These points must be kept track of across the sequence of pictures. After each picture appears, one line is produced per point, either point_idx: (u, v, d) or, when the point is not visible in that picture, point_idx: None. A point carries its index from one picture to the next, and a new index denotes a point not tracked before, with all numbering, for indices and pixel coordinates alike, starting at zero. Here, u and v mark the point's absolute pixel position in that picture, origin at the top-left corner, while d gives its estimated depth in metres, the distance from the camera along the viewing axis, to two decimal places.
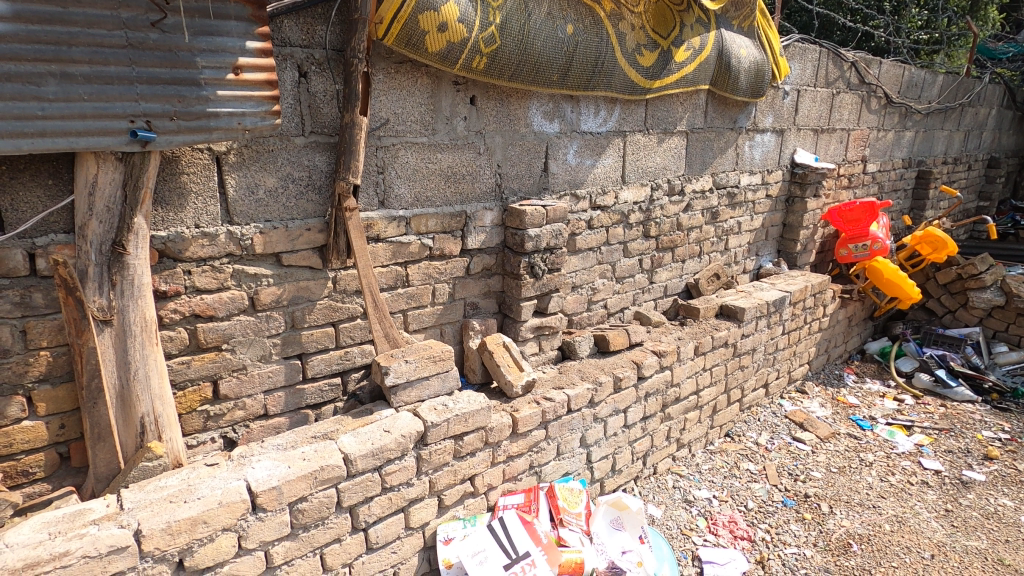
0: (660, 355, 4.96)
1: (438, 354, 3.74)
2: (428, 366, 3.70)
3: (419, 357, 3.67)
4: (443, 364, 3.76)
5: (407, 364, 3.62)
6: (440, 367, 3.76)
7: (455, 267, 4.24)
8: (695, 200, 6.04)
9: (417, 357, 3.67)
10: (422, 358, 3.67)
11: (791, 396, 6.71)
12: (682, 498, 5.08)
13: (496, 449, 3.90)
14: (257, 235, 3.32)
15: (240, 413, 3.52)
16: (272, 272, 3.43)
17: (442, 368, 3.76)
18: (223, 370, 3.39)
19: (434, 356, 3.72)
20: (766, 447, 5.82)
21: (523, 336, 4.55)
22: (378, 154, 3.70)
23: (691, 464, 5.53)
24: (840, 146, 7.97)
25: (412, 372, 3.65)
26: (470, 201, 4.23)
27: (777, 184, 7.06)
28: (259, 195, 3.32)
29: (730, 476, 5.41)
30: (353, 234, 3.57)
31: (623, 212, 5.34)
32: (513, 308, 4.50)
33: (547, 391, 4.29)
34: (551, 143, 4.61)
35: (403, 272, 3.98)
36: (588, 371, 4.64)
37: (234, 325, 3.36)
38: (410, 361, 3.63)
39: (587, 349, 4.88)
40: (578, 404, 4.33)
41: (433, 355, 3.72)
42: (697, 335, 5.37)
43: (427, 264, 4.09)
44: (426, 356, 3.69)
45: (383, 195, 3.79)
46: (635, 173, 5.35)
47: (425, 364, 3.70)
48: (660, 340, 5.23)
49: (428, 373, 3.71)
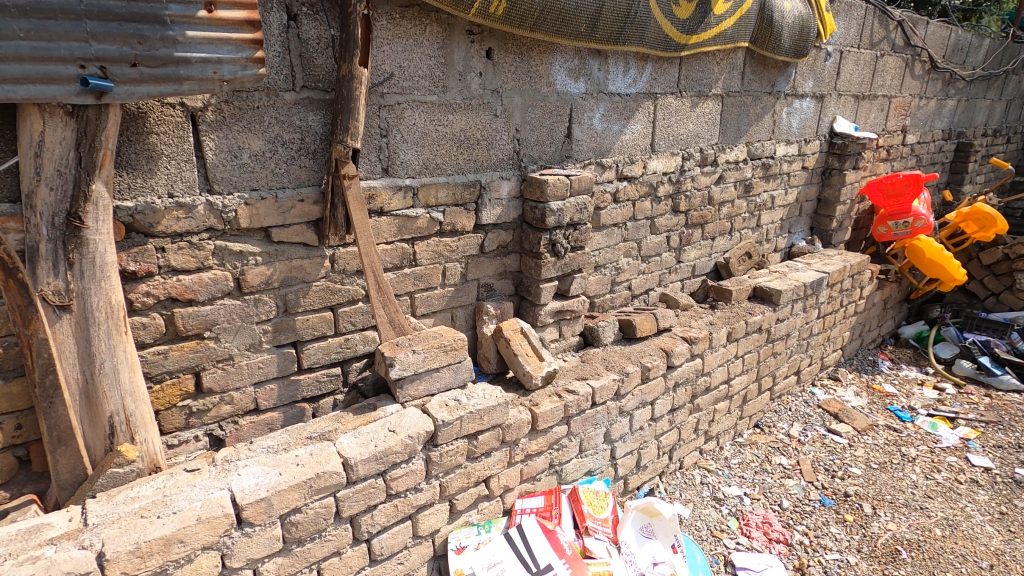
0: (691, 342, 4.52)
1: (451, 344, 3.31)
2: (439, 357, 3.28)
3: (429, 346, 3.24)
4: (456, 354, 3.34)
5: (415, 354, 3.20)
6: (452, 357, 3.33)
7: (467, 244, 3.79)
8: (728, 172, 5.51)
9: (427, 347, 3.23)
10: (432, 347, 3.24)
11: (824, 384, 6.30)
12: (711, 496, 4.71)
13: (514, 448, 3.50)
14: (242, 207, 2.88)
15: (227, 408, 3.12)
16: (260, 250, 3.00)
17: (454, 358, 3.34)
18: (206, 360, 2.98)
19: (446, 345, 3.29)
20: (799, 439, 5.43)
21: (542, 321, 4.11)
22: (381, 114, 3.22)
23: (719, 458, 5.16)
24: (881, 114, 7.37)
25: (421, 363, 3.22)
26: (485, 170, 3.76)
27: (815, 155, 6.51)
28: (244, 160, 2.86)
29: (762, 472, 5.04)
30: (353, 205, 3.11)
31: (652, 183, 4.84)
32: (532, 290, 4.05)
33: (570, 382, 3.87)
34: (576, 105, 4.10)
35: (410, 249, 3.54)
36: (613, 360, 4.21)
37: (218, 310, 2.94)
38: (419, 352, 3.21)
39: (612, 335, 4.45)
40: (603, 397, 3.93)
41: (445, 344, 3.29)
42: (730, 320, 4.92)
43: (437, 241, 3.64)
44: (437, 345, 3.26)
45: (387, 161, 3.32)
46: (665, 141, 4.84)
47: (436, 355, 3.27)
48: (690, 325, 4.78)
49: (438, 365, 3.28)
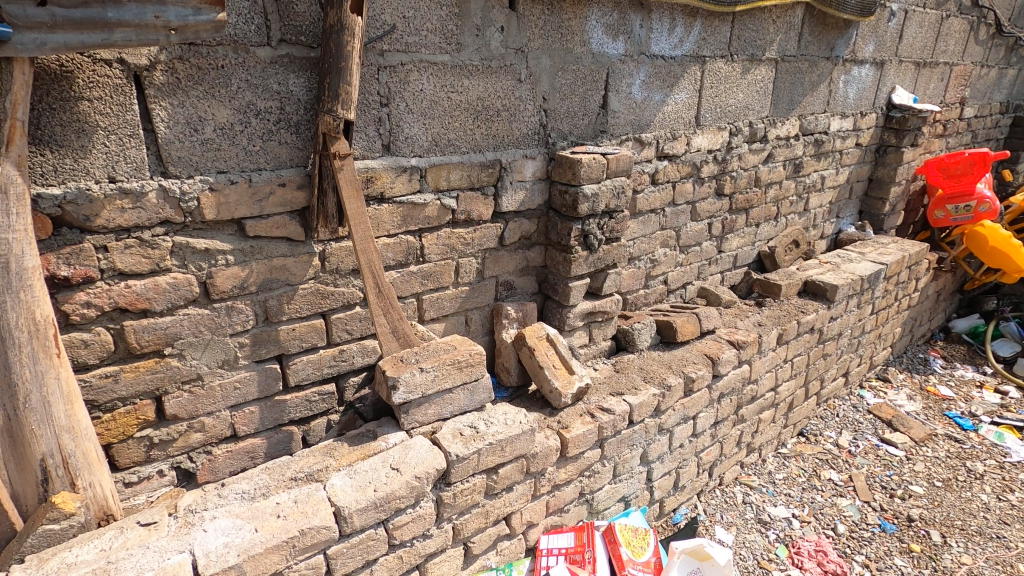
0: (739, 348, 3.94)
1: (466, 359, 2.75)
2: (452, 376, 2.72)
3: (440, 363, 2.69)
4: (473, 371, 2.78)
5: (423, 373, 2.64)
6: (467, 375, 2.77)
7: (484, 236, 3.21)
8: (778, 149, 4.84)
9: (438, 364, 2.68)
10: (444, 364, 2.68)
11: (872, 386, 5.72)
12: (755, 518, 4.19)
13: (540, 479, 2.97)
14: (206, 193, 2.30)
15: (197, 437, 2.59)
16: (232, 247, 2.42)
17: (470, 376, 2.78)
18: (168, 383, 2.44)
19: (460, 361, 2.73)
20: (849, 451, 4.89)
21: (570, 325, 3.53)
22: (381, 77, 2.60)
23: (762, 472, 4.63)
24: (941, 84, 6.61)
25: (431, 384, 2.66)
26: (506, 147, 3.14)
27: (870, 130, 5.80)
28: (206, 134, 2.27)
29: (811, 489, 4.50)
30: (346, 191, 2.52)
31: (695, 163, 4.20)
32: (559, 289, 3.47)
33: (603, 398, 3.32)
34: (613, 70, 3.45)
35: (416, 243, 2.96)
36: (651, 369, 3.65)
37: (180, 321, 2.39)
38: (428, 370, 2.65)
39: (648, 338, 3.87)
40: (641, 415, 3.37)
41: (459, 360, 2.73)
42: (781, 320, 4.33)
43: (449, 233, 3.06)
44: (450, 362, 2.70)
45: (388, 136, 2.71)
46: (712, 113, 4.17)
47: (449, 373, 2.71)
48: (735, 326, 4.20)
49: (451, 385, 2.73)
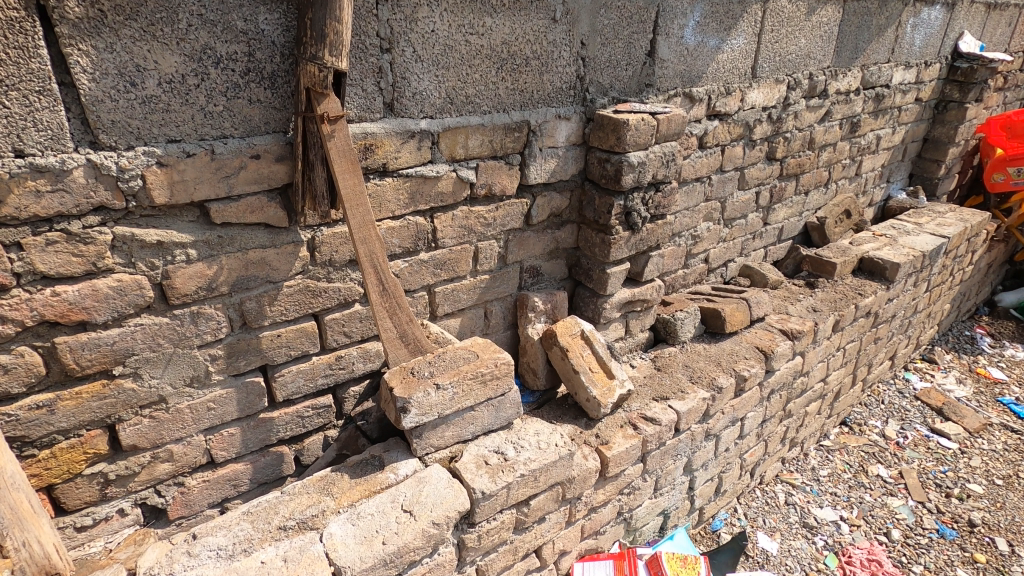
0: (794, 339, 3.46)
1: (491, 372, 2.26)
2: (474, 392, 2.23)
3: (460, 378, 2.20)
4: (499, 386, 2.29)
5: (440, 391, 2.15)
6: (492, 390, 2.29)
7: (507, 215, 2.67)
8: (837, 105, 4.22)
9: (457, 380, 2.18)
10: (464, 379, 2.19)
11: (918, 368, 5.27)
12: (801, 522, 3.81)
13: (576, 504, 2.53)
14: (154, 170, 1.74)
15: (165, 467, 2.12)
16: (194, 238, 1.89)
17: (495, 391, 2.29)
18: (122, 409, 1.95)
19: (484, 375, 2.24)
20: (897, 443, 4.49)
21: (606, 317, 3.03)
22: (381, 13, 1.99)
23: (805, 469, 4.23)
24: (1007, 30, 5.87)
25: (449, 404, 2.18)
26: (536, 104, 2.55)
27: (931, 83, 5.13)
28: (149, 90, 1.69)
29: (859, 488, 4.11)
30: (338, 164, 1.96)
31: (748, 122, 3.59)
32: (594, 276, 2.95)
33: (646, 404, 2.85)
34: (664, 7, 2.81)
35: (427, 225, 2.42)
36: (698, 367, 3.17)
37: (131, 335, 1.87)
38: (446, 388, 2.16)
39: (692, 329, 3.37)
40: (689, 422, 2.91)
41: (482, 374, 2.24)
42: (837, 304, 3.82)
43: (467, 212, 2.52)
44: (472, 376, 2.21)
45: (391, 91, 2.13)
46: (770, 63, 3.54)
47: (470, 390, 2.22)
48: (787, 312, 3.70)
49: (473, 403, 2.25)
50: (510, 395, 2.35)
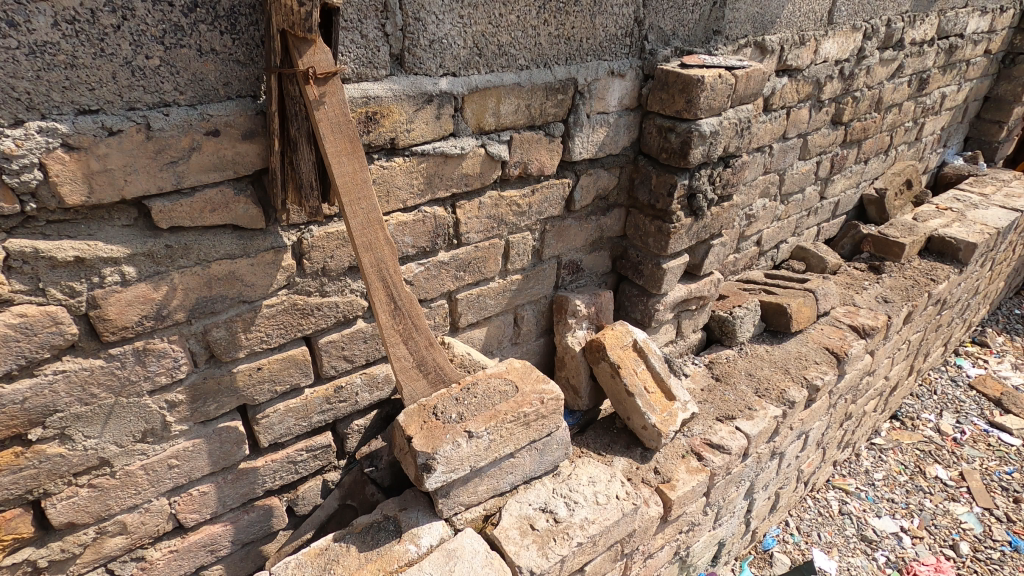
0: (867, 337, 2.97)
1: (535, 411, 1.76)
2: (514, 437, 1.74)
3: (498, 422, 1.70)
4: (544, 426, 1.81)
5: (473, 441, 1.66)
6: (536, 431, 1.80)
7: (545, 200, 2.11)
8: (909, 58, 3.61)
9: (494, 425, 1.69)
10: (503, 424, 1.70)
11: (969, 352, 4.85)
12: (859, 535, 3.42)
13: (634, 556, 2.08)
14: (60, 156, 1.18)
15: (118, 542, 1.63)
16: (131, 251, 1.34)
17: (540, 433, 1.80)
18: (48, 481, 1.44)
19: (527, 417, 1.75)
20: (954, 439, 4.08)
21: (659, 319, 2.52)
22: None
23: (857, 471, 3.83)
24: None
25: (484, 456, 1.69)
26: (585, 57, 1.97)
27: (1003, 32, 4.51)
28: (39, 34, 1.10)
29: (918, 492, 3.71)
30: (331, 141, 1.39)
31: (819, 79, 3.00)
32: (645, 271, 2.43)
33: (709, 427, 2.38)
34: None
35: (448, 217, 1.88)
36: (762, 374, 2.69)
37: (50, 386, 1.35)
38: (481, 436, 1.67)
39: (751, 327, 2.88)
40: (758, 445, 2.45)
41: (525, 415, 1.75)
42: (909, 292, 3.33)
43: (497, 198, 1.97)
44: (512, 419, 1.72)
45: (399, 37, 1.55)
46: (848, 5, 2.93)
47: (510, 436, 1.73)
48: (854, 304, 3.20)
49: (513, 449, 1.76)
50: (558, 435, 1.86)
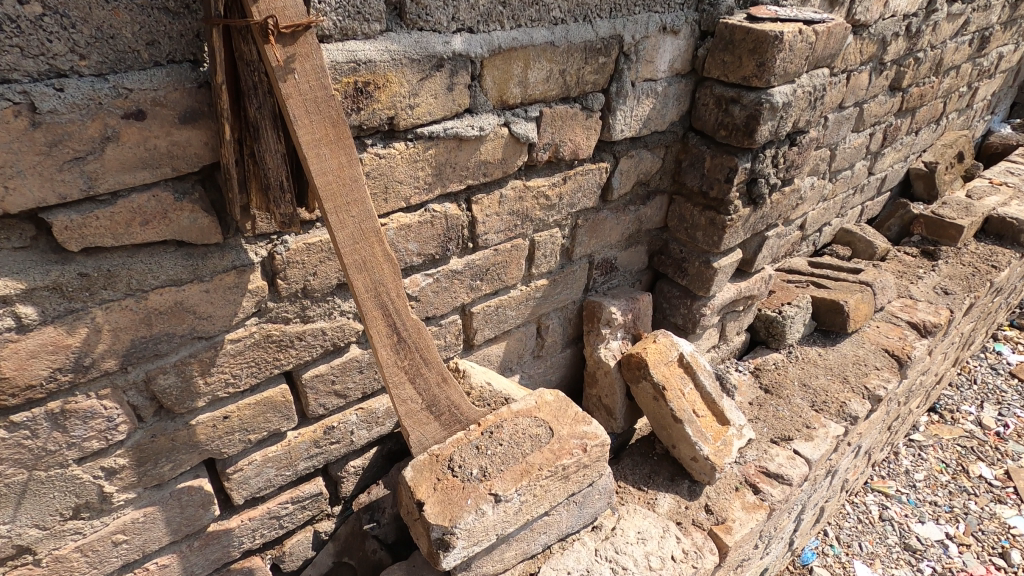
0: (929, 336, 2.63)
1: (577, 462, 1.43)
2: (550, 494, 1.40)
3: (532, 481, 1.36)
4: (586, 478, 1.47)
5: (502, 506, 1.32)
6: (575, 484, 1.45)
7: (579, 189, 1.72)
8: (976, 13, 3.17)
9: (528, 484, 1.35)
10: (538, 483, 1.36)
11: (1007, 337, 4.50)
12: (902, 543, 3.12)
13: None
14: None
15: None
16: (28, 284, 0.95)
17: (580, 486, 1.47)
18: None
19: (567, 470, 1.41)
20: (999, 434, 3.77)
21: (704, 325, 2.17)
22: None
23: (897, 472, 3.54)
24: None
25: (515, 521, 1.36)
26: (633, 8, 1.55)
27: None
28: None
29: (962, 494, 3.41)
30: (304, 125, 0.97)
31: (885, 37, 2.57)
32: (691, 270, 2.06)
33: (765, 451, 2.05)
34: None
35: (461, 215, 1.49)
36: (818, 383, 2.34)
37: None
38: (511, 499, 1.33)
39: (802, 327, 2.52)
40: (818, 469, 2.12)
41: (565, 468, 1.41)
42: (970, 282, 2.97)
43: (521, 189, 1.58)
44: (549, 476, 1.38)
45: None
46: None
47: (546, 495, 1.39)
48: (910, 297, 2.85)
49: (548, 508, 1.42)
50: (601, 484, 1.53)
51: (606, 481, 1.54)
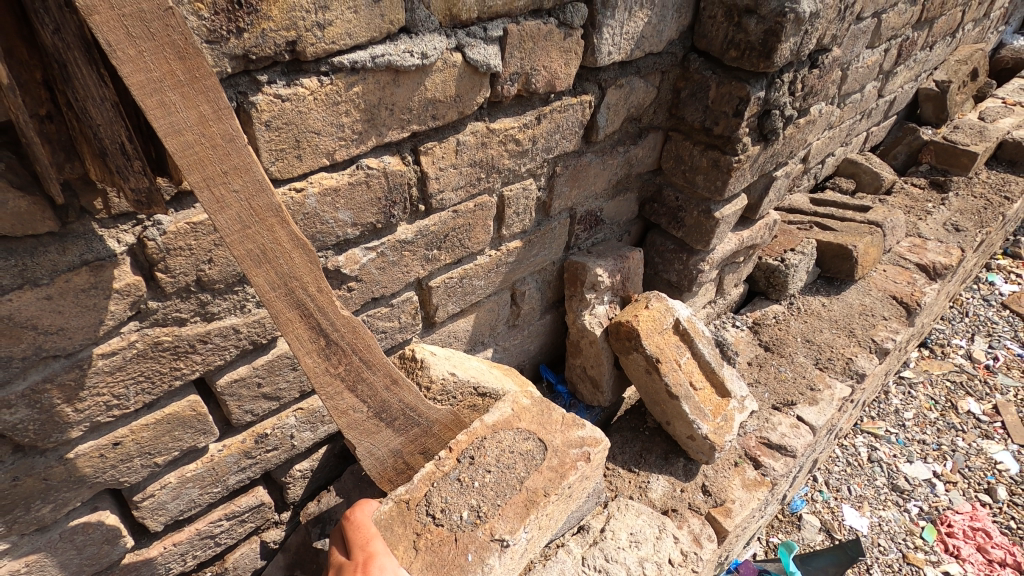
0: (940, 280, 2.41)
1: (581, 476, 1.22)
2: (554, 520, 1.20)
3: (541, 512, 1.14)
4: (587, 489, 1.29)
5: (510, 552, 1.09)
6: (576, 500, 1.26)
7: (556, 129, 1.39)
8: None
9: (535, 517, 1.13)
10: (547, 512, 1.14)
11: (1000, 267, 3.97)
12: (890, 484, 2.70)
13: None
14: None
15: None
16: None
17: (581, 499, 1.28)
18: None
19: (572, 489, 1.21)
20: (988, 367, 3.30)
21: (702, 281, 1.90)
22: None
23: (886, 412, 3.04)
24: None
25: (524, 562, 1.15)
26: None
27: None
28: None
29: (950, 431, 2.96)
30: (129, 60, 0.63)
31: None
32: (689, 221, 1.78)
33: (766, 419, 1.86)
34: None
35: (406, 171, 1.16)
36: (823, 338, 2.13)
37: None
38: (521, 537, 1.11)
39: (805, 276, 2.29)
40: (823, 434, 1.94)
41: (570, 487, 1.21)
42: (983, 215, 2.74)
43: (484, 132, 1.25)
44: (557, 501, 1.17)
45: None
46: None
47: (552, 521, 1.19)
48: (919, 236, 2.62)
49: (552, 533, 1.22)
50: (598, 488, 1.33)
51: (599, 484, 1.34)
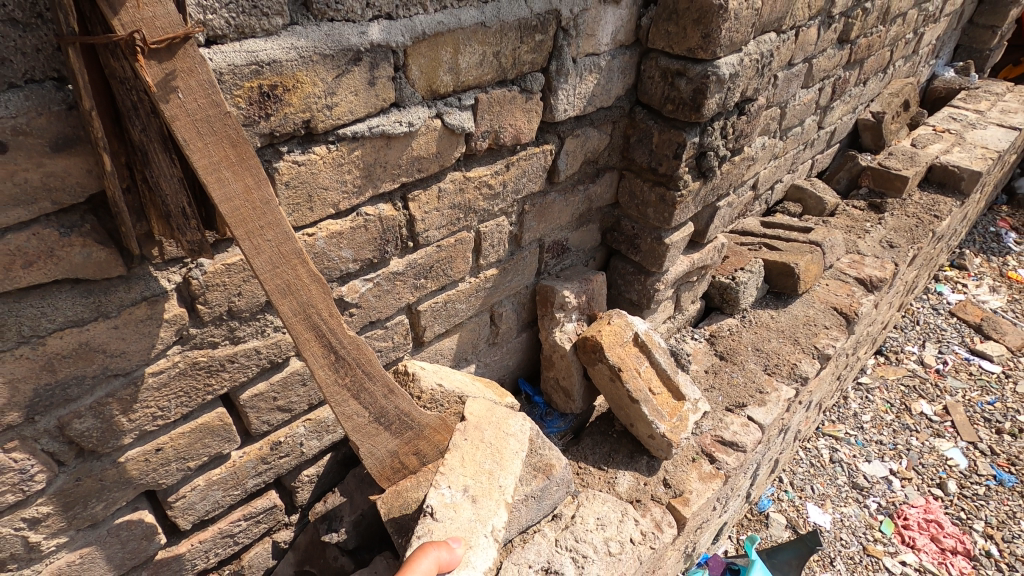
0: (876, 291, 2.70)
1: (468, 429, 1.46)
2: (479, 466, 1.40)
3: (449, 468, 1.37)
4: (502, 429, 1.50)
5: (443, 509, 1.30)
6: (495, 438, 1.46)
7: (523, 174, 1.65)
8: None
9: (444, 475, 1.36)
10: (447, 468, 1.37)
11: (948, 277, 4.29)
12: (850, 483, 2.93)
13: None
14: None
15: None
16: None
17: (509, 438, 1.48)
18: None
19: (470, 440, 1.44)
20: (938, 371, 3.59)
21: (659, 299, 2.15)
22: None
23: (845, 415, 3.29)
24: None
25: (484, 506, 1.33)
26: None
27: None
28: None
29: (904, 431, 3.21)
30: (197, 150, 0.87)
31: None
32: (643, 246, 2.03)
33: (720, 420, 2.09)
34: None
35: (397, 215, 1.40)
36: (773, 347, 2.38)
37: None
38: (444, 495, 1.33)
39: (754, 292, 2.55)
40: (773, 432, 2.18)
41: (465, 439, 1.44)
42: (915, 233, 3.05)
43: (462, 180, 1.50)
44: (457, 456, 1.40)
45: None
46: None
47: (479, 465, 1.40)
48: (858, 253, 2.92)
49: (499, 473, 1.40)
50: (520, 423, 1.54)
51: (517, 419, 1.54)
